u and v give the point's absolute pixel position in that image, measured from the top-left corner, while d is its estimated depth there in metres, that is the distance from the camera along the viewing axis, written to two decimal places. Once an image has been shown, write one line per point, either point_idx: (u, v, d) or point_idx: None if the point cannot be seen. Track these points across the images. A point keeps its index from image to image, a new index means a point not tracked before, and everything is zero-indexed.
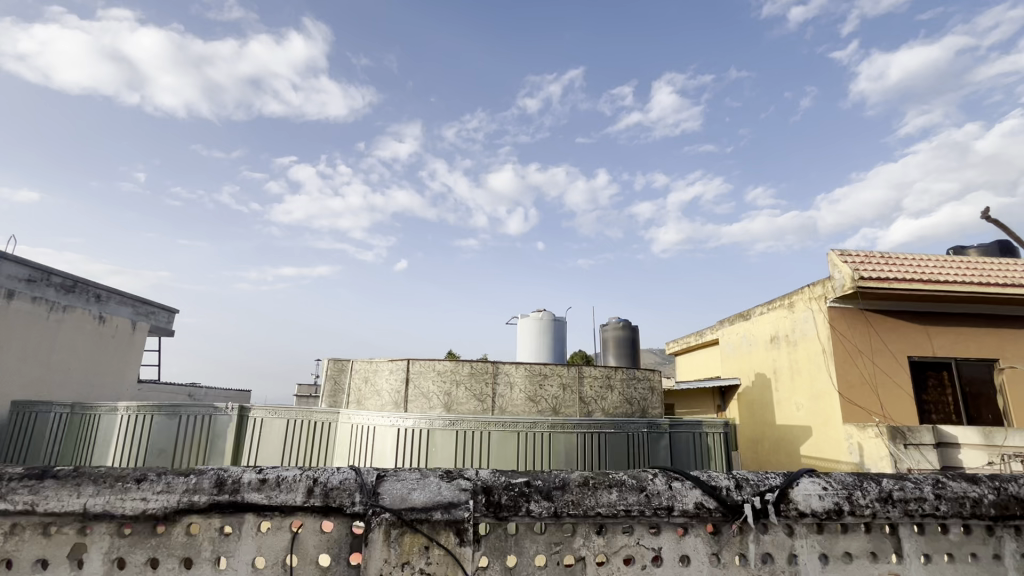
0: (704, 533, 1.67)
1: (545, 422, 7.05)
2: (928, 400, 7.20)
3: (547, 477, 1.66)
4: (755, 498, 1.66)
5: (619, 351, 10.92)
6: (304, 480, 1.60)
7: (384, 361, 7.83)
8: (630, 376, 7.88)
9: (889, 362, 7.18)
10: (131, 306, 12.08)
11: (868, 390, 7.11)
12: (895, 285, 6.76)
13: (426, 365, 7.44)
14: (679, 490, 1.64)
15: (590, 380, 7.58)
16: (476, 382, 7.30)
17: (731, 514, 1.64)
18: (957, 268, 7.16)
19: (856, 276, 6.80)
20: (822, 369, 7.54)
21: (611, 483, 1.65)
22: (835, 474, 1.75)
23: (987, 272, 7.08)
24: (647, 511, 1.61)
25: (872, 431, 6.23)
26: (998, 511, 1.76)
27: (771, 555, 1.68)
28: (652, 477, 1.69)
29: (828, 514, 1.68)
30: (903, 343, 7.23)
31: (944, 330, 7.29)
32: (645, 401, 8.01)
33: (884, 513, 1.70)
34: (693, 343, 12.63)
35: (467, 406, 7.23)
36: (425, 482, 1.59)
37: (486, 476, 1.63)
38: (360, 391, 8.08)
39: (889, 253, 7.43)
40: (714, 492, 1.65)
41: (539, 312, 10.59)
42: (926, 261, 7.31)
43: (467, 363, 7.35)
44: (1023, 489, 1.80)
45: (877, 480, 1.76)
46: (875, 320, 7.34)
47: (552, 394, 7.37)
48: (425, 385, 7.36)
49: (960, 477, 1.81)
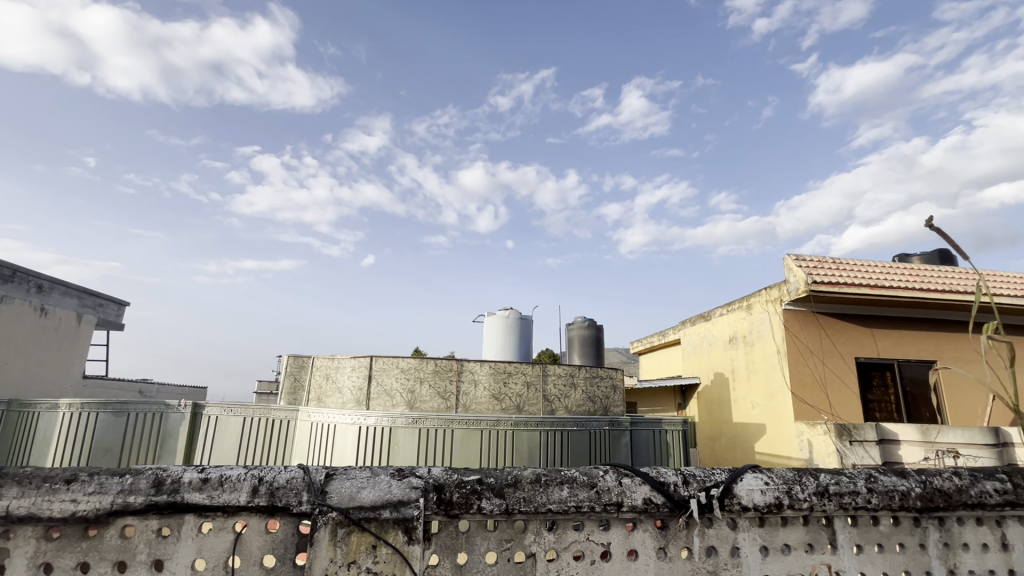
0: (652, 528, 1.71)
1: (508, 420, 7.07)
2: (873, 399, 7.60)
3: (499, 474, 1.67)
4: (700, 493, 1.71)
5: (584, 350, 11.06)
6: (248, 480, 1.55)
7: (346, 358, 7.67)
8: (593, 374, 7.99)
9: (838, 362, 7.53)
10: (76, 298, 11.44)
11: (818, 389, 7.44)
12: (845, 290, 7.10)
13: (390, 362, 7.33)
14: (629, 486, 1.68)
15: (554, 378, 7.65)
16: (441, 380, 7.24)
17: (678, 509, 1.69)
18: (901, 275, 7.56)
19: (809, 280, 7.10)
20: (775, 369, 7.85)
21: (563, 479, 1.67)
22: (776, 470, 1.83)
23: (927, 279, 7.50)
24: (597, 507, 1.64)
25: (821, 429, 6.52)
26: (924, 503, 1.87)
27: (714, 548, 1.73)
28: (603, 473, 1.72)
29: (768, 508, 1.74)
30: (851, 345, 7.61)
31: (887, 332, 7.71)
32: (608, 399, 8.13)
33: (820, 506, 1.79)
34: (657, 343, 12.91)
35: (431, 404, 7.16)
36: (375, 480, 1.57)
37: (438, 474, 1.63)
38: (321, 388, 7.90)
39: (840, 259, 7.78)
40: (662, 487, 1.69)
41: (506, 310, 10.61)
42: (873, 267, 7.68)
43: (431, 361, 7.27)
44: (946, 482, 1.92)
45: (815, 474, 1.85)
46: (826, 322, 7.68)
47: (516, 393, 7.39)
48: (388, 382, 7.26)
49: (889, 472, 1.92)
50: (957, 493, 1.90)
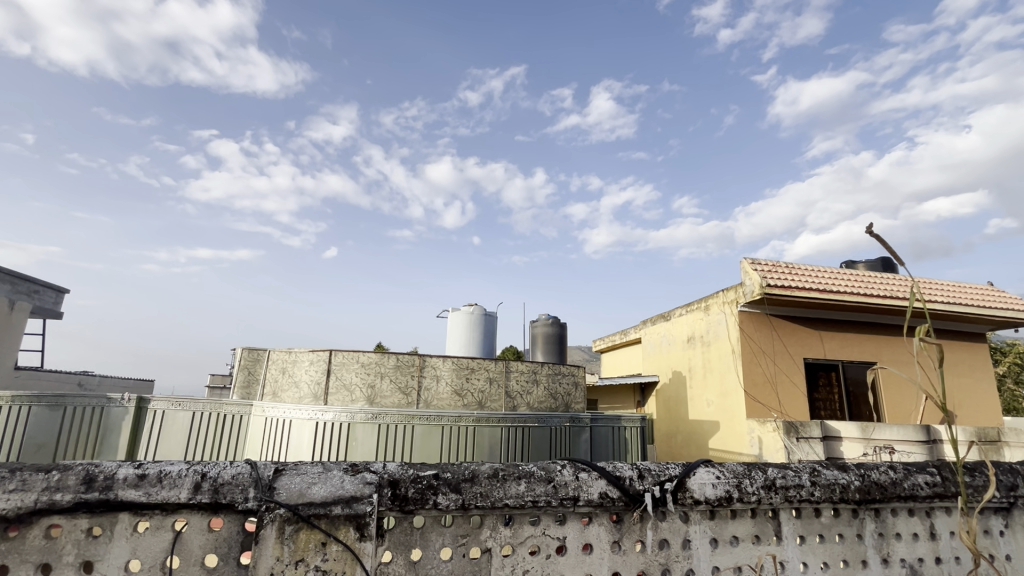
0: (607, 522, 1.73)
1: (470, 416, 7.05)
2: (819, 397, 7.99)
3: (456, 469, 1.64)
4: (654, 487, 1.74)
5: (547, 348, 11.14)
6: (190, 476, 1.47)
7: (303, 351, 7.45)
8: (555, 370, 8.05)
9: (787, 362, 7.87)
10: (9, 283, 10.65)
11: (769, 388, 7.75)
12: (796, 293, 7.40)
13: (349, 356, 7.16)
14: (585, 481, 1.69)
15: (517, 374, 7.67)
16: (402, 375, 7.13)
17: (632, 503, 1.71)
18: (847, 280, 7.95)
19: (764, 283, 7.37)
20: (730, 368, 8.13)
21: (520, 474, 1.66)
22: (728, 465, 1.89)
23: (871, 285, 7.92)
24: (554, 501, 1.64)
25: (770, 426, 6.79)
26: (862, 495, 1.96)
27: (667, 541, 1.77)
28: (560, 468, 1.72)
29: (719, 501, 1.79)
30: (800, 346, 7.97)
31: (833, 335, 8.13)
32: (569, 395, 8.21)
33: (767, 499, 1.85)
34: (618, 342, 13.13)
35: (391, 399, 7.05)
36: (327, 475, 1.52)
37: (394, 469, 1.59)
38: (276, 382, 7.65)
39: (792, 264, 8.11)
40: (618, 482, 1.71)
41: (470, 306, 10.56)
42: (822, 273, 8.04)
43: (393, 356, 7.15)
44: (883, 476, 2.03)
45: (763, 468, 1.92)
46: (777, 324, 8.01)
47: (478, 389, 7.36)
48: (347, 377, 7.10)
49: (832, 466, 2.01)
50: (893, 486, 2.01)
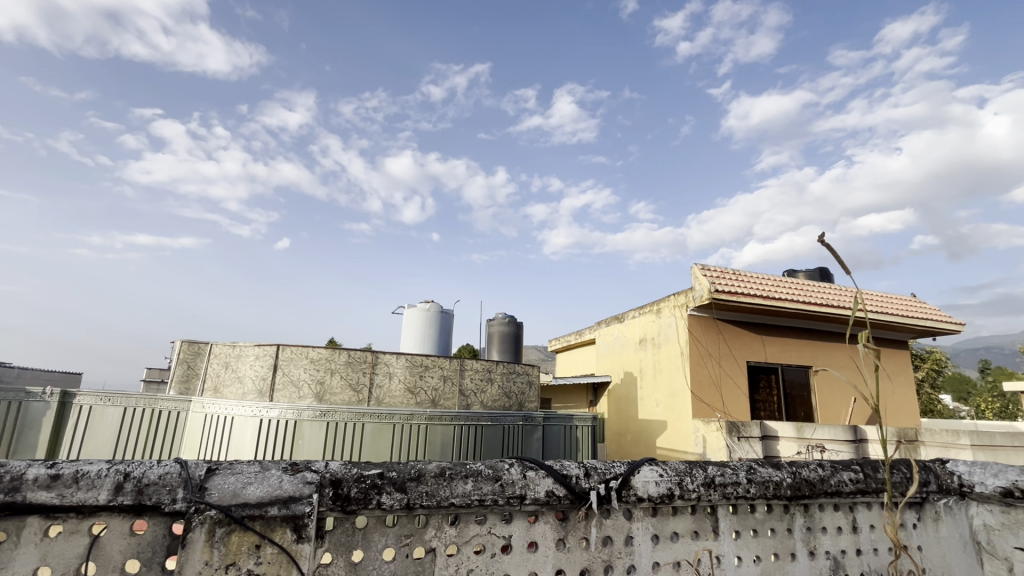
0: (553, 520, 1.74)
1: (422, 414, 6.96)
2: (759, 399, 8.40)
3: (402, 468, 1.61)
4: (600, 485, 1.76)
5: (503, 346, 11.16)
6: (111, 476, 1.37)
7: (249, 345, 7.12)
8: (510, 369, 8.07)
9: (731, 364, 8.23)
10: None
11: (714, 389, 8.06)
12: (742, 299, 7.74)
13: (298, 351, 6.92)
14: (532, 479, 1.69)
15: (471, 372, 7.63)
16: (353, 371, 6.95)
17: (578, 501, 1.73)
18: (788, 288, 8.38)
19: (712, 288, 7.66)
20: (678, 370, 8.41)
21: (468, 473, 1.65)
22: (671, 463, 1.94)
23: (809, 293, 8.38)
24: (500, 500, 1.64)
25: (714, 425, 7.07)
26: (793, 492, 2.06)
27: (610, 537, 1.80)
28: (508, 466, 1.71)
29: (661, 498, 1.84)
30: (743, 350, 8.35)
31: (773, 339, 8.56)
32: (523, 394, 8.24)
33: (707, 496, 1.92)
34: (573, 342, 13.31)
35: (341, 396, 6.86)
36: (264, 475, 1.45)
37: (336, 468, 1.54)
38: (218, 377, 7.29)
39: (738, 271, 8.47)
40: (565, 480, 1.72)
41: (426, 303, 10.43)
42: (766, 280, 8.44)
43: (344, 352, 6.96)
44: (812, 473, 2.14)
45: (703, 467, 1.99)
46: (723, 328, 8.35)
47: (432, 386, 7.28)
48: (295, 373, 6.85)
49: (767, 464, 2.10)
50: (821, 482, 2.13)
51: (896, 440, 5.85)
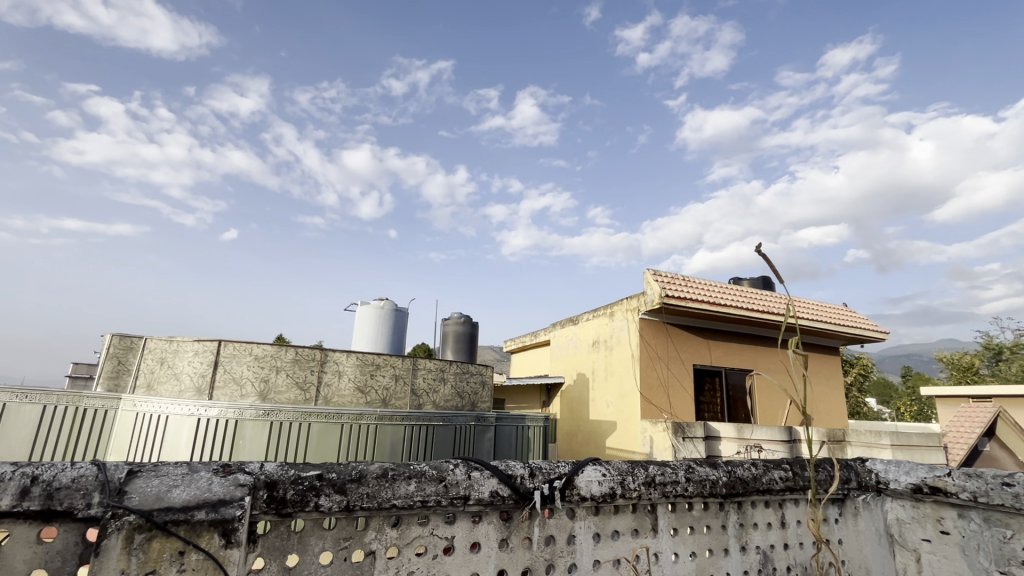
0: (496, 520, 1.75)
1: (372, 414, 6.81)
2: (704, 400, 8.75)
3: (343, 469, 1.56)
4: (544, 485, 1.78)
5: (458, 346, 11.09)
6: (16, 480, 1.25)
7: (187, 341, 6.75)
8: (463, 369, 8.02)
9: (678, 367, 8.53)
10: None
11: (662, 391, 8.32)
12: (690, 304, 8.03)
13: (242, 347, 6.63)
14: (477, 479, 1.69)
15: (424, 372, 7.54)
16: (300, 370, 6.71)
17: (522, 501, 1.74)
18: (733, 295, 8.76)
19: (663, 293, 7.90)
20: (629, 372, 8.62)
21: (411, 474, 1.62)
22: (613, 462, 1.98)
23: (752, 301, 8.79)
24: (444, 500, 1.62)
25: (661, 426, 7.29)
26: (728, 490, 2.16)
27: (553, 537, 1.82)
28: (453, 467, 1.70)
29: (603, 497, 1.88)
30: (689, 353, 8.67)
31: (718, 344, 8.94)
32: (476, 394, 8.20)
33: (647, 494, 1.97)
34: (528, 343, 13.40)
35: (286, 395, 6.60)
36: (192, 477, 1.38)
37: (272, 470, 1.48)
38: (153, 374, 6.87)
39: (687, 277, 8.77)
40: (509, 480, 1.73)
41: (380, 300, 10.22)
42: (713, 287, 8.79)
43: (291, 349, 6.72)
44: (746, 472, 2.24)
45: (645, 466, 2.04)
46: (672, 332, 8.64)
47: (383, 386, 7.13)
48: (238, 370, 6.55)
49: (705, 463, 2.19)
50: (753, 481, 2.23)
51: (823, 441, 6.16)
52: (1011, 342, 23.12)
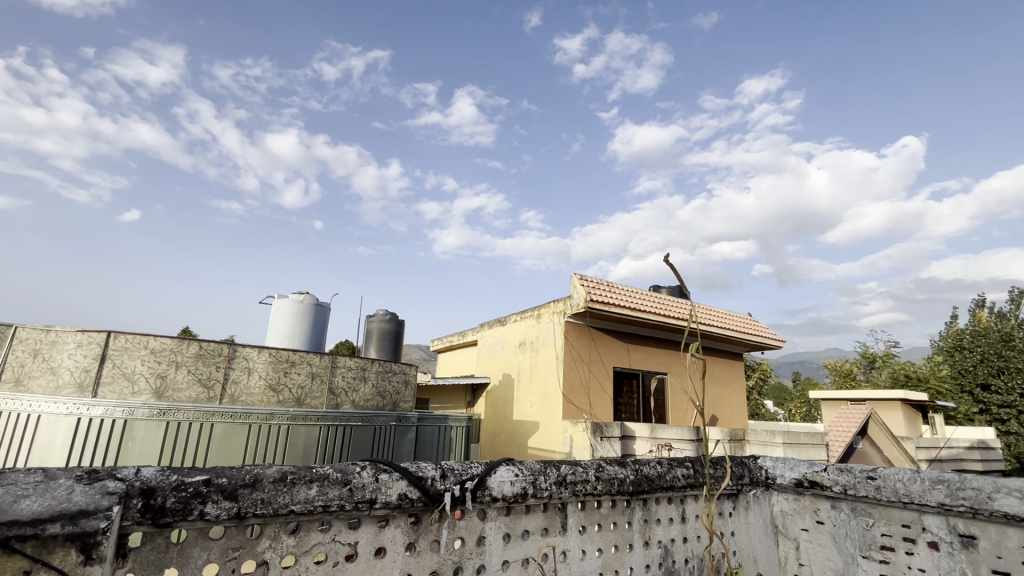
0: (404, 524, 1.69)
1: (284, 414, 6.41)
2: (621, 401, 9.14)
3: (235, 473, 1.44)
4: (455, 486, 1.75)
5: (382, 344, 10.76)
6: None
7: (69, 331, 6.00)
8: (386, 368, 7.78)
9: (599, 370, 8.85)
10: None
11: (583, 392, 8.58)
12: (612, 309, 8.36)
13: (136, 340, 6.01)
14: (385, 482, 1.63)
15: (343, 370, 7.23)
16: (204, 365, 6.18)
17: (432, 503, 1.70)
18: (652, 301, 9.21)
19: (588, 298, 8.15)
20: (552, 373, 8.79)
21: (313, 477, 1.53)
22: (526, 462, 1.99)
23: (668, 307, 9.31)
24: (348, 505, 1.55)
25: (580, 426, 7.50)
26: (635, 487, 2.25)
27: (462, 539, 1.80)
28: (360, 469, 1.63)
29: (515, 497, 1.88)
30: (610, 356, 9.03)
31: (636, 348, 9.39)
32: (398, 394, 7.99)
33: (557, 494, 2.00)
34: (455, 343, 13.30)
35: (187, 392, 6.06)
36: (49, 486, 1.21)
37: (149, 476, 1.34)
38: (23, 367, 6.04)
39: (611, 283, 9.12)
40: (419, 482, 1.68)
41: (299, 294, 9.68)
42: (634, 293, 9.19)
43: (194, 343, 6.19)
44: (651, 470, 2.34)
45: (557, 466, 2.07)
46: (595, 335, 8.94)
47: (297, 384, 6.75)
48: (129, 365, 5.91)
49: (614, 462, 2.26)
50: (658, 478, 2.34)
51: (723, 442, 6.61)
52: (882, 351, 26.21)
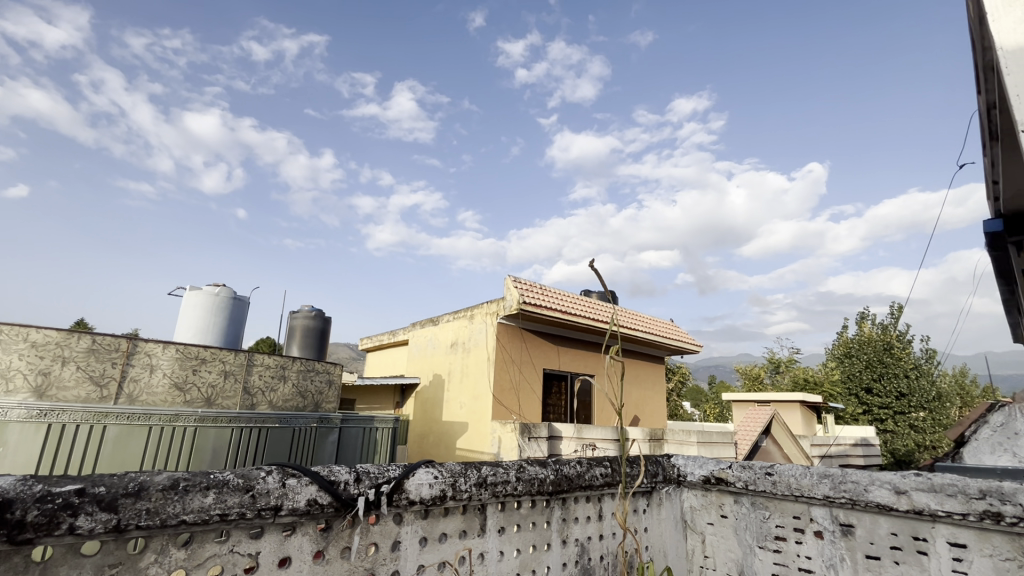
0: (313, 531, 1.60)
1: (191, 415, 5.90)
2: (550, 402, 9.35)
3: (117, 481, 1.30)
4: (370, 490, 1.69)
5: (306, 342, 10.23)
6: None
7: None
8: (308, 367, 7.41)
9: (530, 371, 8.97)
10: None
11: (513, 394, 8.65)
12: (544, 312, 8.49)
13: (13, 331, 5.29)
14: (293, 487, 1.53)
15: (260, 369, 6.83)
16: (96, 362, 5.57)
17: (344, 508, 1.62)
18: (582, 305, 9.46)
19: (520, 300, 8.22)
20: (483, 374, 8.78)
21: (210, 484, 1.41)
22: (447, 464, 1.96)
23: (596, 311, 9.60)
24: (249, 513, 1.44)
25: (509, 426, 7.55)
26: (555, 487, 2.28)
27: (376, 545, 1.74)
28: (264, 474, 1.52)
29: (433, 500, 1.85)
30: (540, 358, 9.19)
31: (566, 350, 9.62)
32: (321, 394, 7.64)
33: (477, 495, 1.99)
34: (385, 342, 12.94)
35: (75, 391, 5.42)
36: None
37: (8, 486, 1.17)
38: None
39: (544, 286, 9.26)
40: (331, 487, 1.60)
41: (214, 286, 9.00)
42: (565, 297, 9.38)
43: (87, 336, 5.58)
44: (571, 469, 2.39)
45: (478, 467, 2.05)
46: (526, 337, 9.04)
47: (208, 382, 6.28)
48: (4, 359, 5.19)
49: (535, 462, 2.28)
50: (578, 477, 2.39)
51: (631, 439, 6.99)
52: (786, 357, 28.57)
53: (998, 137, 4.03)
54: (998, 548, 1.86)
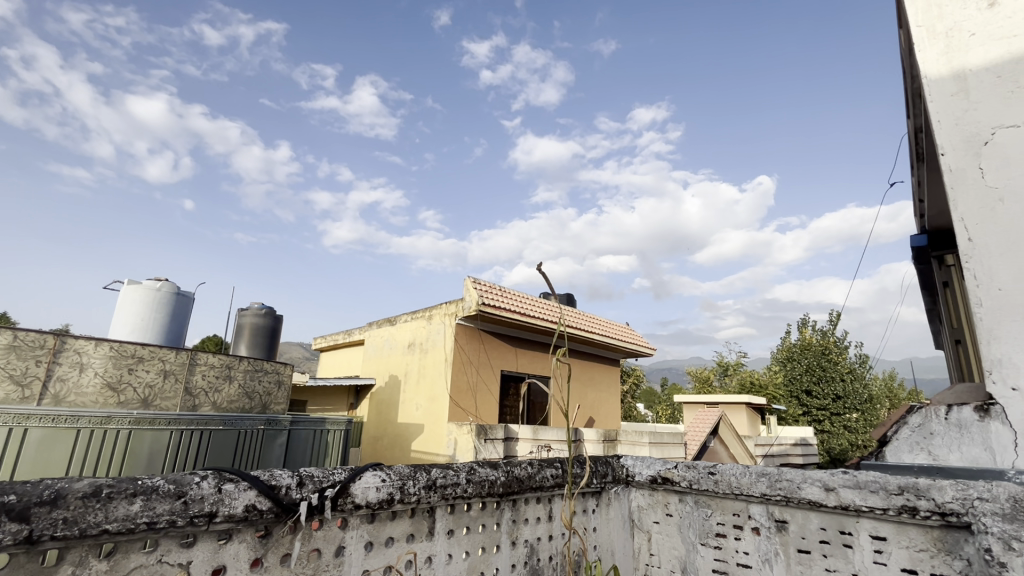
0: (250, 539, 1.54)
1: (125, 417, 5.54)
2: (507, 404, 9.41)
3: (30, 488, 1.20)
4: (313, 495, 1.64)
5: (255, 341, 9.82)
6: None
7: None
8: (256, 367, 7.12)
9: (487, 373, 8.96)
10: None
11: (470, 395, 8.62)
12: (502, 313, 8.51)
13: None
14: (229, 493, 1.47)
15: (204, 369, 6.52)
16: (18, 359, 5.12)
17: (284, 514, 1.57)
18: (540, 307, 9.54)
19: (479, 301, 8.20)
20: (440, 375, 8.70)
21: (137, 491, 1.33)
22: (395, 467, 1.93)
23: (553, 312, 9.70)
24: (180, 521, 1.37)
25: (465, 428, 7.51)
26: (505, 488, 2.28)
27: (319, 551, 1.69)
28: (198, 480, 1.45)
29: (379, 504, 1.81)
30: (498, 359, 9.21)
31: (523, 351, 9.68)
32: (269, 395, 7.36)
33: (426, 498, 1.96)
34: (339, 342, 12.59)
35: None
36: None
37: None
38: None
39: (504, 287, 9.27)
40: (271, 491, 1.54)
41: (155, 281, 8.51)
42: (524, 299, 9.44)
43: (8, 332, 5.11)
44: (521, 471, 2.39)
45: (428, 469, 2.02)
46: (485, 338, 9.03)
47: (145, 383, 5.95)
48: None
49: (486, 464, 2.27)
50: (528, 479, 2.41)
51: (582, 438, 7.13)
52: (734, 361, 29.79)
53: (925, 159, 4.36)
54: (914, 540, 2.00)
